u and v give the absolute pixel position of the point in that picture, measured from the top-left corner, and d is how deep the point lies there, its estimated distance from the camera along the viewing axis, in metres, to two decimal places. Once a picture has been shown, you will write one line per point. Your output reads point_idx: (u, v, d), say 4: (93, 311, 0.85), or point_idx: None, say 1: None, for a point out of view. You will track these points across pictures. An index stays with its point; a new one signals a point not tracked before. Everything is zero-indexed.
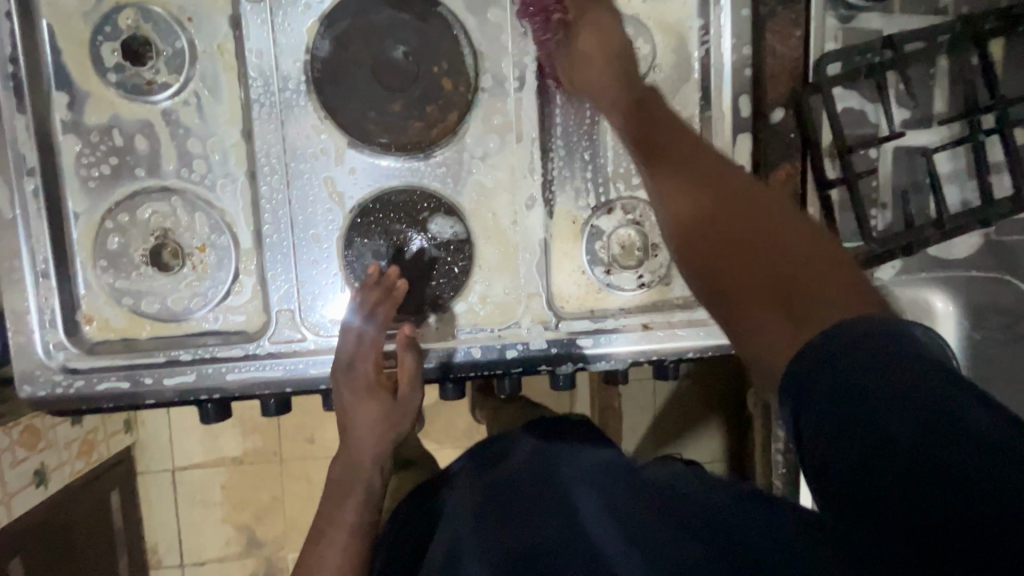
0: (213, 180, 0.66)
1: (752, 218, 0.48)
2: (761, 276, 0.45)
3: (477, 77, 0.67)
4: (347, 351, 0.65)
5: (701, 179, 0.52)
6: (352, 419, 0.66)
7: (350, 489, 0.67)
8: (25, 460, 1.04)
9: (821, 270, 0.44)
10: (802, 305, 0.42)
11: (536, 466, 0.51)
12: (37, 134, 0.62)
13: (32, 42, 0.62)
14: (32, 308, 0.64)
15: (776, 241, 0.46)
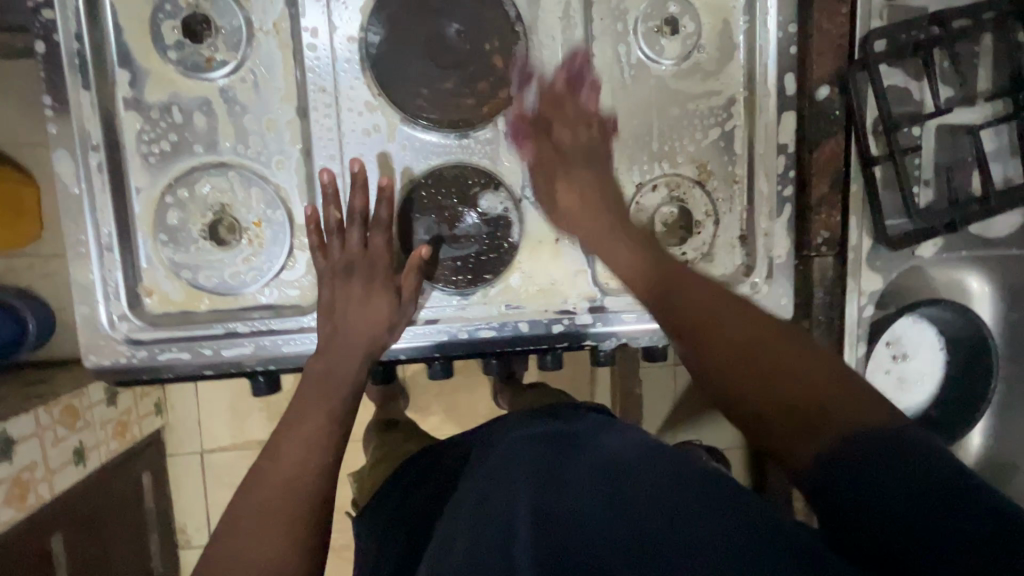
0: (268, 157, 0.68)
1: (775, 348, 0.50)
2: (786, 395, 0.47)
3: (527, 56, 0.69)
4: (358, 253, 0.67)
5: (703, 310, 0.54)
6: (357, 318, 0.66)
7: (333, 393, 0.63)
8: (66, 438, 1.07)
9: (829, 377, 0.47)
10: (824, 419, 0.45)
11: (572, 434, 0.55)
12: (101, 112, 0.64)
13: (95, 18, 0.63)
14: (97, 281, 0.65)
15: (776, 363, 0.49)
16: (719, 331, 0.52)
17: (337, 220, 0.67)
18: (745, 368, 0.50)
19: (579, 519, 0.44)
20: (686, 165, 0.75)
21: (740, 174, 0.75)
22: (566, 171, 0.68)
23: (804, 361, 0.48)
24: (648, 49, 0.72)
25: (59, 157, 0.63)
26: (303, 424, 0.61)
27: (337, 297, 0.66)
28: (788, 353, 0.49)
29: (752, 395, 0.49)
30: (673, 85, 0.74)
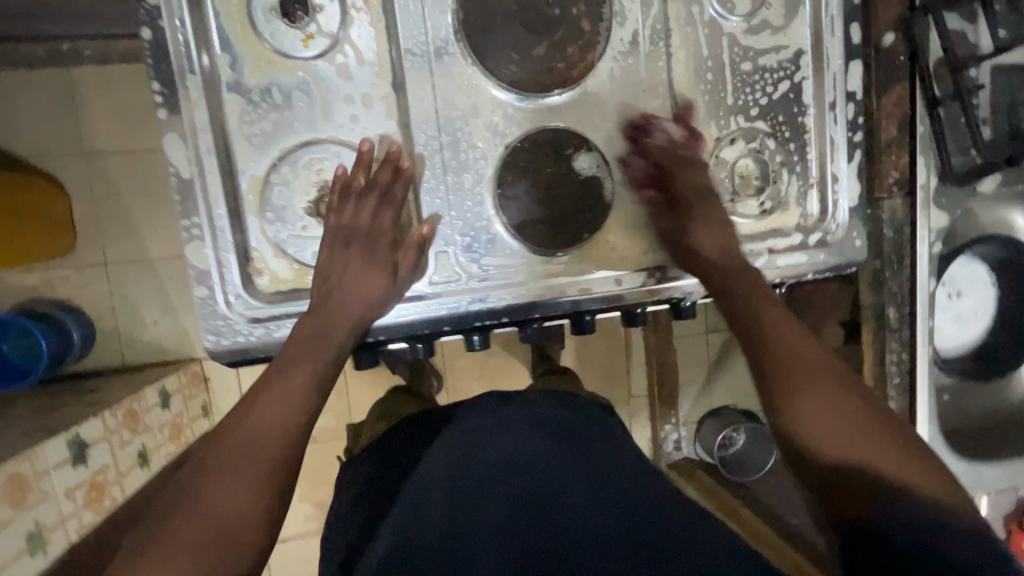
0: (367, 133, 0.70)
1: (860, 428, 0.57)
2: (839, 441, 0.57)
3: (610, 19, 0.71)
4: (365, 225, 0.68)
5: (805, 375, 0.61)
6: (354, 288, 0.68)
7: (314, 354, 0.65)
8: (132, 441, 1.26)
9: (875, 434, 0.57)
10: (866, 471, 0.55)
11: (540, 442, 0.70)
12: (207, 97, 0.65)
13: (195, 0, 0.64)
14: (212, 263, 0.67)
15: (839, 407, 0.59)
16: (816, 403, 0.59)
17: (354, 185, 0.68)
18: (825, 440, 0.57)
19: (562, 507, 0.63)
20: (760, 118, 0.78)
21: (810, 124, 0.79)
22: (699, 214, 0.73)
23: (863, 416, 0.58)
24: (720, 6, 0.75)
25: (170, 141, 0.65)
26: (283, 383, 0.62)
27: (338, 266, 0.68)
28: (852, 406, 0.59)
29: (815, 429, 0.58)
30: (745, 41, 0.76)
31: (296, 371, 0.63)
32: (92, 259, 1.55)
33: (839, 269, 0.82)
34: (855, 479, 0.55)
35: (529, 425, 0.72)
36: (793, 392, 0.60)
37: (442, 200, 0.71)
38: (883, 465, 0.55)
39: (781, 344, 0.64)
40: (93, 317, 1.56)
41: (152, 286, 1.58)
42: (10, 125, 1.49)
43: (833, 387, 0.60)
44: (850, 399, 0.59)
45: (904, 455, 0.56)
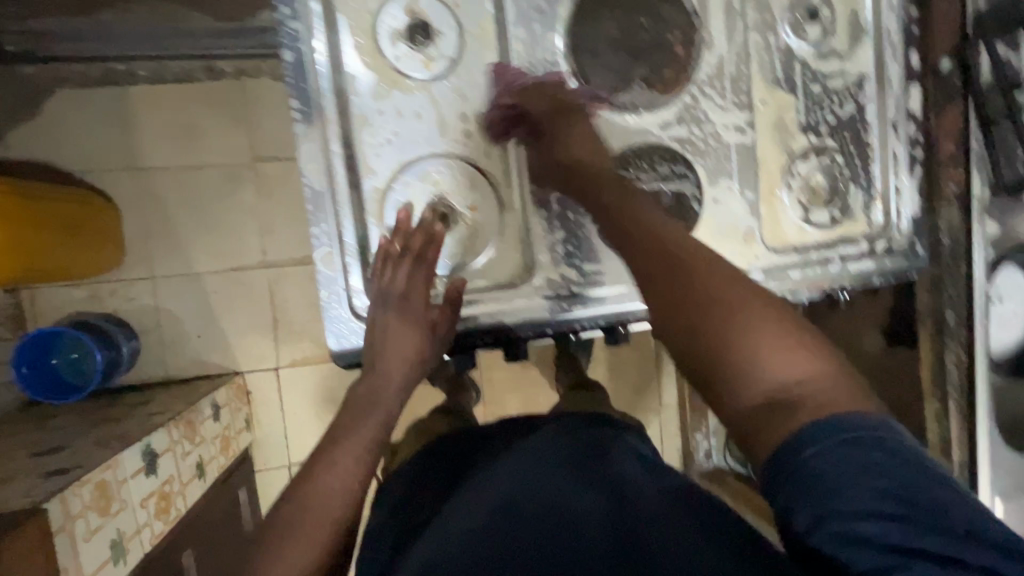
0: (478, 147, 0.75)
1: (739, 329, 0.53)
2: (717, 343, 0.53)
3: (700, 45, 0.78)
4: (401, 288, 0.72)
5: (678, 281, 0.58)
6: (393, 347, 0.71)
7: (370, 411, 0.68)
8: (191, 452, 1.26)
9: (759, 326, 0.52)
10: (753, 369, 0.51)
11: (572, 482, 0.65)
12: (339, 115, 0.71)
13: (332, 29, 0.70)
14: (340, 269, 0.73)
15: (717, 304, 0.55)
16: (689, 308, 0.56)
17: (393, 253, 0.72)
18: (702, 345, 0.54)
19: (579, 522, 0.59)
20: (829, 134, 0.85)
21: (873, 140, 0.85)
22: (562, 141, 0.72)
23: (745, 309, 0.54)
24: (794, 34, 0.82)
25: (307, 154, 0.71)
26: (341, 443, 0.65)
27: (378, 331, 0.71)
28: (731, 299, 0.55)
29: (697, 335, 0.54)
30: (816, 65, 0.83)
31: (355, 431, 0.66)
32: (138, 274, 1.56)
33: (900, 276, 0.88)
34: (737, 385, 0.51)
35: (564, 468, 0.68)
36: (670, 292, 0.58)
37: (548, 209, 0.77)
38: (760, 365, 0.51)
39: (654, 252, 0.60)
40: (138, 331, 1.56)
41: (196, 300, 1.58)
42: (60, 145, 1.50)
43: (709, 288, 0.56)
44: (724, 289, 0.56)
45: (790, 341, 0.51)
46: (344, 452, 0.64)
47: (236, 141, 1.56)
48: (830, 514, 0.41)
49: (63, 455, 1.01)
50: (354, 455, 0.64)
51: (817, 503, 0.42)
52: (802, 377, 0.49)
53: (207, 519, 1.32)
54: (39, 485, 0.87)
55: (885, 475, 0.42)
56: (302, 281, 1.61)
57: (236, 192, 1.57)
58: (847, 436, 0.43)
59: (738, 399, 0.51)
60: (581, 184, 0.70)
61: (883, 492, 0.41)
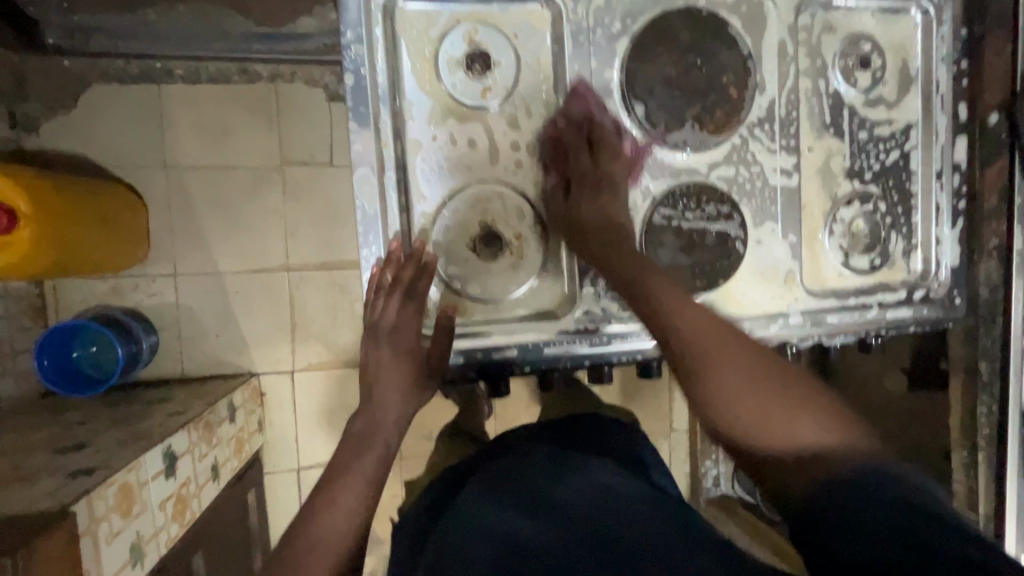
0: (527, 176, 0.75)
1: (768, 405, 0.60)
2: (751, 421, 0.61)
3: (752, 86, 0.79)
4: (392, 321, 0.73)
5: (707, 356, 0.64)
6: (387, 380, 0.74)
7: (368, 445, 0.72)
8: (208, 453, 1.26)
9: (781, 399, 0.61)
10: (783, 440, 0.59)
11: (571, 502, 0.67)
12: (395, 139, 0.72)
13: (394, 55, 0.71)
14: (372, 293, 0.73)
15: (741, 384, 0.62)
16: (725, 385, 0.62)
17: (384, 284, 0.72)
18: (735, 419, 0.62)
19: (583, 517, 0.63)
20: (873, 181, 0.85)
21: (916, 189, 0.86)
22: (592, 182, 0.74)
23: (762, 382, 0.62)
24: (845, 80, 0.82)
25: (361, 174, 0.70)
26: (342, 480, 0.69)
27: (371, 364, 0.74)
28: (749, 374, 0.62)
29: (731, 417, 0.62)
30: (865, 111, 0.83)
31: (356, 466, 0.70)
32: (161, 270, 1.54)
33: (937, 326, 0.88)
34: (776, 453, 0.58)
35: (563, 491, 0.69)
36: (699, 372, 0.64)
37: None
38: (793, 433, 0.58)
39: (688, 322, 0.66)
40: (158, 328, 1.55)
41: (216, 299, 1.57)
42: (85, 140, 1.47)
43: (738, 366, 0.63)
44: (742, 365, 0.63)
45: (807, 407, 0.60)
46: (345, 491, 0.68)
47: (267, 143, 1.55)
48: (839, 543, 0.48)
49: (88, 453, 1.02)
50: (355, 493, 0.68)
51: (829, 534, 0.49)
52: (831, 439, 0.57)
53: (217, 522, 1.31)
54: (63, 487, 0.86)
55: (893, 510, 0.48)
56: (323, 286, 1.61)
57: (264, 194, 1.56)
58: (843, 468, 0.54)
59: (780, 471, 0.58)
60: (603, 241, 0.72)
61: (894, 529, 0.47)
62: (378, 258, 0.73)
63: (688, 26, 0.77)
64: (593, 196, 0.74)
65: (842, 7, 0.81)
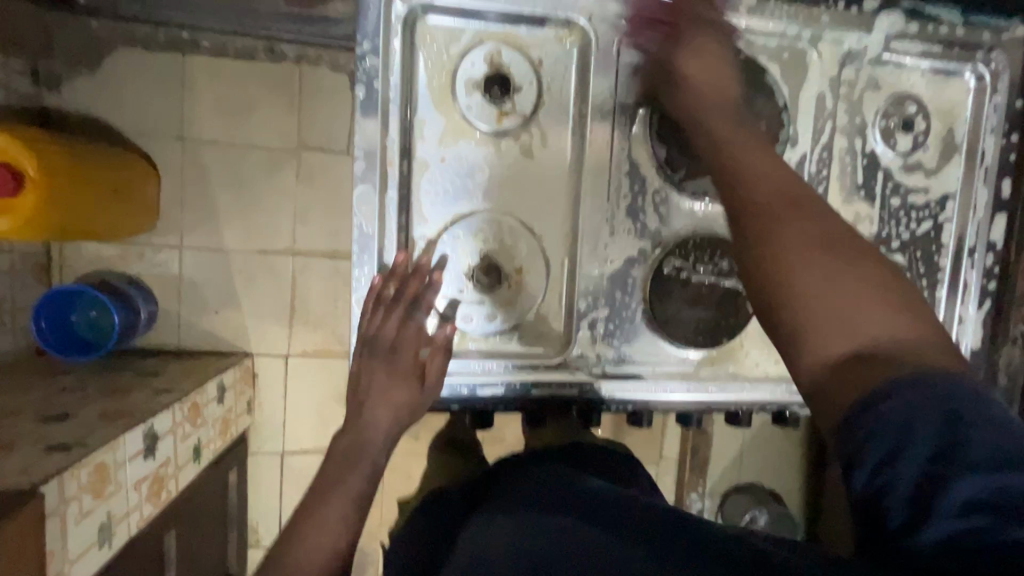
0: (536, 209, 0.74)
1: (844, 277, 0.50)
2: (809, 292, 0.50)
3: (782, 136, 0.75)
4: (391, 337, 0.68)
5: (781, 214, 0.54)
6: (381, 397, 0.68)
7: (356, 464, 0.66)
8: (191, 434, 1.25)
9: (859, 277, 0.50)
10: (847, 323, 0.48)
11: (579, 487, 0.67)
12: (403, 157, 0.70)
13: (411, 70, 0.69)
14: (359, 314, 0.70)
15: (811, 248, 0.51)
16: (778, 245, 0.53)
17: (386, 296, 0.69)
18: (794, 283, 0.51)
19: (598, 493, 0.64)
20: (899, 250, 0.81)
21: (945, 263, 0.81)
22: (689, 43, 0.68)
23: (838, 251, 0.51)
24: (884, 141, 0.78)
25: (362, 189, 0.68)
26: (328, 502, 0.64)
27: (363, 381, 0.68)
28: (824, 242, 0.52)
29: (787, 283, 0.51)
30: (900, 175, 0.79)
31: (343, 485, 0.65)
32: (168, 241, 1.53)
33: None
34: (817, 321, 0.49)
35: (572, 481, 0.69)
36: (763, 228, 0.54)
37: (597, 283, 0.76)
38: (864, 319, 0.48)
39: (745, 177, 0.58)
40: (159, 298, 1.54)
41: (218, 276, 1.55)
42: (103, 103, 1.46)
43: (802, 225, 0.54)
44: (820, 233, 0.53)
45: (889, 298, 0.49)
46: (334, 508, 0.64)
47: (286, 125, 1.53)
48: (896, 465, 0.39)
49: (69, 426, 1.02)
50: (342, 511, 0.64)
51: (885, 454, 0.40)
52: (906, 341, 0.46)
53: (193, 501, 1.31)
54: (37, 464, 0.86)
55: (960, 434, 0.39)
56: (327, 274, 1.59)
57: (278, 176, 1.54)
58: (899, 389, 0.42)
59: (826, 362, 0.47)
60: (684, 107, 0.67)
61: (959, 452, 0.38)
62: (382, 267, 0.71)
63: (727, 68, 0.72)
64: (676, 56, 0.68)
65: (890, 62, 0.77)
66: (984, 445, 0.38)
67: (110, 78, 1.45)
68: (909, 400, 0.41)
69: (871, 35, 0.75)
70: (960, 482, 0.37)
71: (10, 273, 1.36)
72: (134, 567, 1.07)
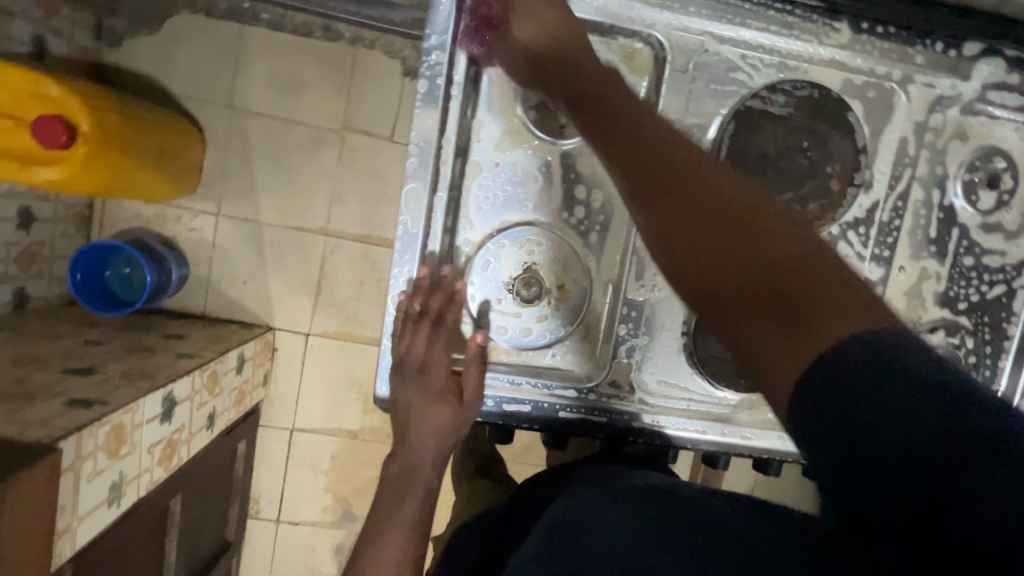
0: (587, 227, 0.72)
1: (754, 249, 0.45)
2: (737, 278, 0.45)
3: (852, 175, 0.76)
4: (421, 356, 0.70)
5: (684, 201, 0.50)
6: (421, 419, 0.69)
7: (409, 490, 0.68)
8: (207, 402, 1.26)
9: (766, 242, 0.45)
10: (777, 300, 0.43)
11: (600, 488, 0.66)
12: (457, 158, 0.70)
13: (476, 72, 0.69)
14: (389, 319, 0.71)
15: (720, 227, 0.47)
16: (696, 223, 0.49)
17: (412, 313, 0.70)
18: (712, 276, 0.47)
19: (617, 493, 0.63)
20: (965, 313, 0.79)
21: (1014, 333, 0.79)
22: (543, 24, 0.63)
23: (738, 223, 0.47)
24: (964, 196, 0.77)
25: (411, 186, 0.68)
26: (383, 532, 0.65)
27: (399, 407, 0.70)
28: (727, 219, 0.48)
29: (711, 278, 0.47)
30: (976, 232, 0.78)
31: (398, 513, 0.66)
32: (205, 207, 1.54)
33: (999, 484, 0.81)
34: (745, 308, 0.44)
35: (594, 483, 0.68)
36: (675, 218, 0.50)
37: (637, 307, 0.74)
38: (783, 291, 0.43)
39: (647, 155, 0.54)
40: (191, 262, 1.56)
41: (251, 248, 1.56)
42: (157, 64, 1.47)
43: (699, 203, 0.49)
44: (716, 207, 0.49)
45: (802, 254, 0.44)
46: (391, 541, 0.64)
47: (334, 104, 1.52)
48: (876, 456, 0.35)
49: (94, 381, 1.03)
50: (399, 544, 0.65)
51: (862, 452, 0.35)
52: (830, 300, 0.40)
53: (201, 468, 1.31)
54: (60, 417, 0.87)
55: (931, 405, 0.34)
56: (357, 258, 1.58)
57: (320, 154, 1.54)
58: (822, 368, 0.38)
59: (764, 347, 0.42)
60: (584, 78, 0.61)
61: (938, 431, 0.33)
62: (407, 281, 0.71)
63: (800, 109, 0.76)
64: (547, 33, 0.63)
65: (984, 113, 0.76)
66: (951, 409, 0.34)
67: (167, 40, 1.47)
68: (843, 383, 0.36)
69: (966, 82, 0.75)
70: (945, 459, 0.33)
71: (53, 221, 1.39)
72: (139, 528, 1.08)
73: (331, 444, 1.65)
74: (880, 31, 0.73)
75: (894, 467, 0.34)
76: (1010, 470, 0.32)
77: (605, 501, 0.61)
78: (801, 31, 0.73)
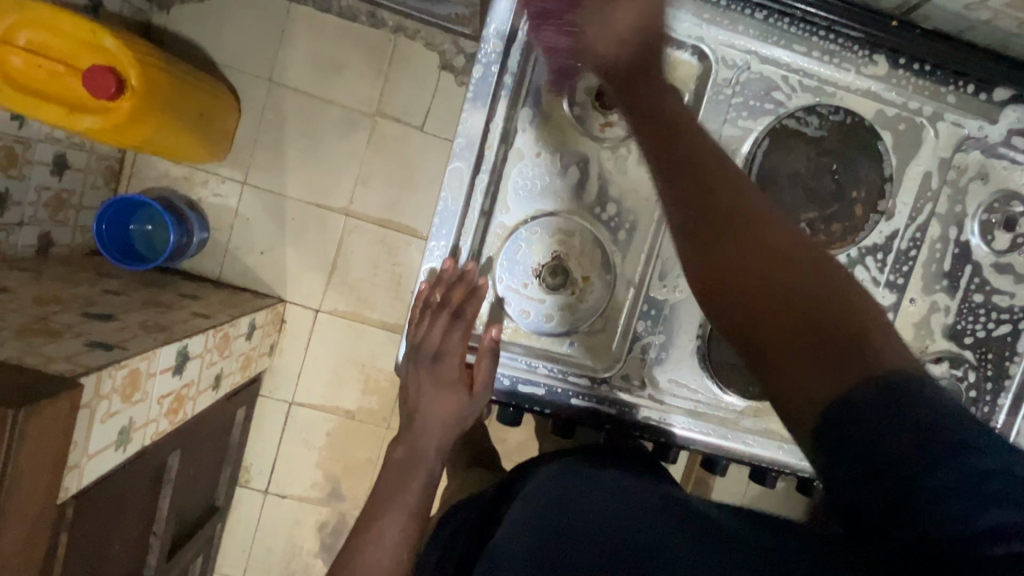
0: (617, 224, 0.76)
1: (801, 300, 0.45)
2: (784, 326, 0.45)
3: (875, 202, 0.79)
4: (435, 345, 0.73)
5: (733, 241, 0.50)
6: (428, 409, 0.72)
7: (416, 471, 0.72)
8: (216, 363, 1.28)
9: (814, 295, 0.45)
10: (825, 352, 0.42)
11: (611, 486, 0.65)
12: (501, 143, 0.73)
13: (528, 64, 0.72)
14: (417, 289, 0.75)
15: (768, 274, 0.47)
16: (736, 272, 0.49)
17: (432, 302, 0.74)
18: (758, 321, 0.46)
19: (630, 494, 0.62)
20: (969, 348, 0.82)
21: (1015, 372, 0.82)
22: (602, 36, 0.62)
23: (784, 272, 0.47)
24: (980, 235, 0.80)
25: (456, 166, 0.72)
26: (390, 505, 0.70)
27: (412, 391, 0.73)
28: (773, 266, 0.47)
29: (755, 322, 0.46)
30: (988, 271, 0.81)
31: (402, 492, 0.71)
32: (234, 174, 1.56)
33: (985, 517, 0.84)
34: (790, 357, 0.44)
35: (606, 479, 0.68)
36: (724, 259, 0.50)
37: (659, 306, 0.77)
38: (830, 346, 0.42)
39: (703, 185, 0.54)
40: (212, 227, 1.58)
41: (273, 219, 1.59)
42: (202, 30, 1.50)
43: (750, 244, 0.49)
44: (764, 250, 0.48)
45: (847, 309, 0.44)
46: (392, 519, 0.70)
47: (370, 88, 1.55)
48: (856, 467, 0.39)
49: (113, 328, 1.06)
50: (400, 524, 0.70)
51: (847, 465, 0.40)
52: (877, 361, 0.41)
53: (202, 429, 1.33)
54: (82, 355, 0.90)
55: (910, 429, 0.38)
56: (375, 241, 1.61)
57: (351, 135, 1.57)
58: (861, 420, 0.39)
59: (806, 394, 0.42)
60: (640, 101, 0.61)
61: (913, 450, 0.38)
62: (432, 269, 0.75)
63: (835, 135, 0.79)
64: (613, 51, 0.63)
65: (1007, 158, 0.79)
66: (932, 434, 0.38)
67: (216, 8, 1.50)
68: (863, 425, 0.39)
69: (994, 125, 0.78)
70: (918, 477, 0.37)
71: (86, 172, 1.42)
72: (138, 479, 1.09)
73: (328, 422, 1.67)
74: (915, 68, 0.77)
75: (865, 475, 0.39)
76: (975, 485, 0.36)
77: (619, 500, 0.61)
78: (839, 59, 0.76)
